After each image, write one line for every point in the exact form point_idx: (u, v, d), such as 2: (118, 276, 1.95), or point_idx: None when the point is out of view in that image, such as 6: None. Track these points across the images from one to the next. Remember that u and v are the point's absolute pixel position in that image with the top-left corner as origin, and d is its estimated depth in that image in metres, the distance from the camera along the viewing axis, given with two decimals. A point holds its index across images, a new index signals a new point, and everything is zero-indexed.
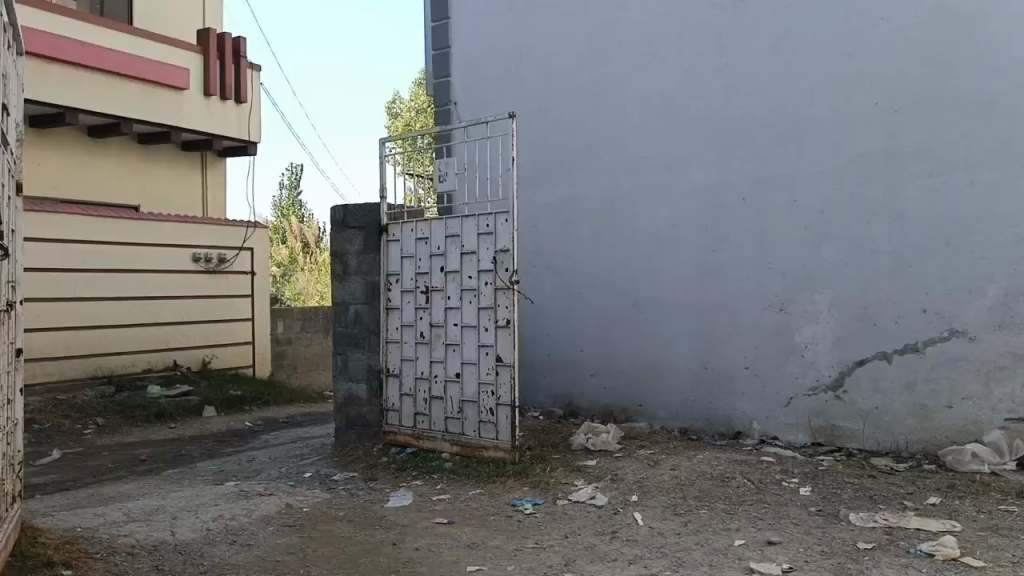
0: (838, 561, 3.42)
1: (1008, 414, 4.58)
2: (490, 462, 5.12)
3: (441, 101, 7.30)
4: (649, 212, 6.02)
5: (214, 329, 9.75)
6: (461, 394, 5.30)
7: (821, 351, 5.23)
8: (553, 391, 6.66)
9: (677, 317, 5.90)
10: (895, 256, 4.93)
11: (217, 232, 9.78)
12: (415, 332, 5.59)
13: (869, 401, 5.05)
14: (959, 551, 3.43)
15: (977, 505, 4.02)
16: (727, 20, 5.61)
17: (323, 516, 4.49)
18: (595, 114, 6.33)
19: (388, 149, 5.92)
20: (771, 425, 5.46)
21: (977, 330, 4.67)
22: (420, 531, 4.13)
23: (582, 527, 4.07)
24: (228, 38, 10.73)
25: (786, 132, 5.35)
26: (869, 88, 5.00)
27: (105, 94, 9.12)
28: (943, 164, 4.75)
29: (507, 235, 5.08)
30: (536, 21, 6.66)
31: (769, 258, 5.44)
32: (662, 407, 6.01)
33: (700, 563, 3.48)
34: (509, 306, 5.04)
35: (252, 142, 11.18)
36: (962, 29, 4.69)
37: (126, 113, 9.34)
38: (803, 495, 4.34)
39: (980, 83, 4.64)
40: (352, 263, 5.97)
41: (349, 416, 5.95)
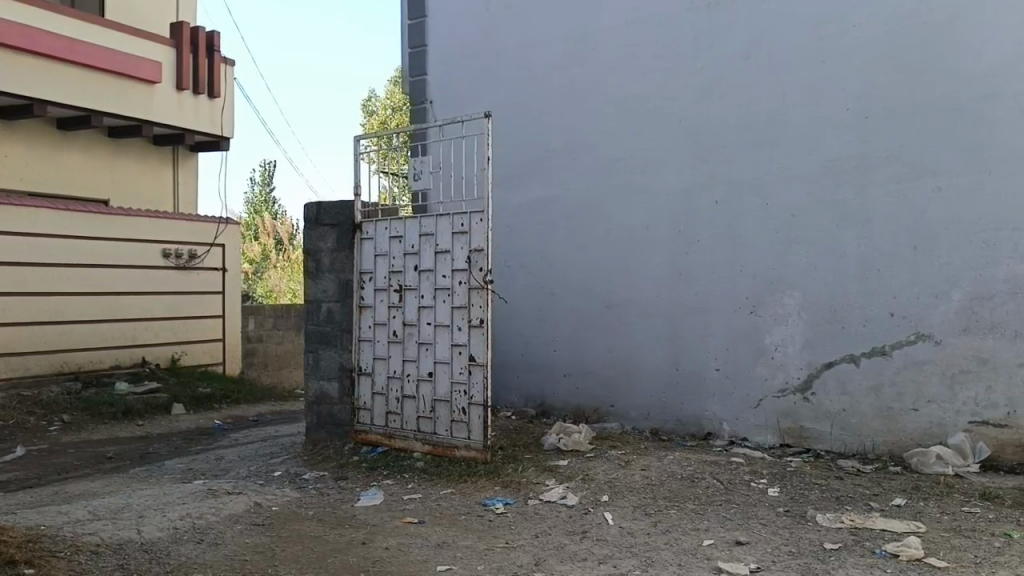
0: (804, 562, 3.46)
1: (972, 417, 4.66)
2: (461, 461, 5.12)
3: (417, 100, 7.28)
4: (623, 213, 6.05)
5: (184, 325, 9.64)
6: (434, 393, 5.29)
7: (790, 353, 5.29)
8: (525, 391, 6.68)
9: (650, 318, 5.94)
10: (863, 260, 5.00)
11: (188, 227, 9.67)
12: (387, 330, 5.57)
13: (836, 403, 5.12)
14: (923, 551, 3.49)
15: (941, 506, 4.09)
16: (703, 24, 5.66)
17: (292, 516, 4.45)
18: (571, 114, 6.34)
19: (363, 146, 5.90)
20: (740, 426, 5.51)
21: (942, 334, 4.75)
22: (390, 531, 4.11)
23: (552, 526, 4.07)
24: (202, 31, 10.62)
25: (758, 136, 5.40)
26: (840, 94, 5.07)
27: (75, 87, 8.98)
28: (911, 170, 4.82)
29: (481, 234, 5.08)
30: (513, 21, 6.66)
31: (740, 261, 5.49)
32: (633, 408, 6.04)
33: (669, 563, 3.51)
34: (483, 305, 5.04)
35: (225, 137, 11.08)
36: (932, 37, 4.76)
37: (96, 107, 9.21)
38: (771, 496, 4.39)
39: (948, 90, 4.71)
40: (325, 261, 5.94)
41: (320, 415, 5.91)
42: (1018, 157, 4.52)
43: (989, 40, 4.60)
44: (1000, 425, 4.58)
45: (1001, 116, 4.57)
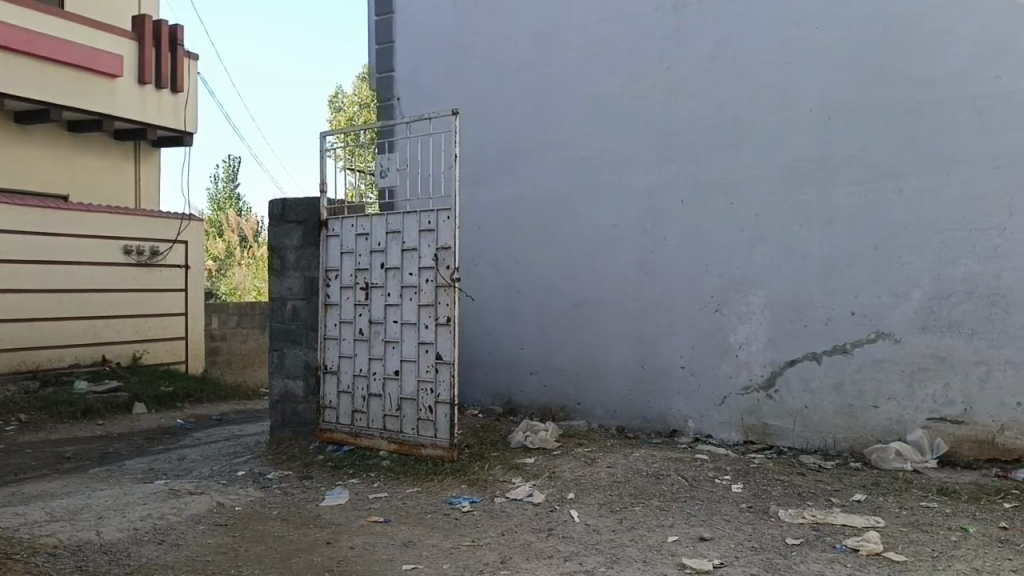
0: (767, 557, 3.50)
1: (930, 414, 4.75)
2: (427, 460, 5.10)
3: (384, 96, 7.25)
4: (590, 212, 6.08)
5: (146, 323, 9.49)
6: (400, 391, 5.27)
7: (754, 351, 5.35)
8: (491, 389, 6.68)
9: (616, 317, 5.97)
10: (825, 260, 5.07)
11: (150, 224, 9.53)
12: (354, 328, 5.54)
13: (799, 401, 5.19)
14: (882, 546, 3.55)
15: (900, 501, 4.16)
16: (670, 25, 5.69)
17: (256, 515, 4.41)
18: (539, 113, 6.35)
19: (329, 143, 5.81)
20: (705, 423, 5.56)
21: (901, 332, 4.83)
22: (355, 530, 4.08)
23: (519, 524, 4.08)
24: (165, 25, 10.46)
25: (724, 136, 5.45)
26: (804, 96, 5.14)
27: (28, 79, 8.72)
28: (872, 171, 4.90)
29: (449, 232, 5.06)
30: (482, 19, 6.65)
31: (705, 260, 5.54)
32: (600, 406, 6.07)
33: (634, 559, 3.53)
34: (450, 303, 5.02)
35: (188, 133, 10.93)
36: (894, 40, 4.83)
37: (50, 100, 8.95)
38: (734, 492, 4.44)
39: (908, 93, 4.79)
40: (290, 258, 5.88)
41: (285, 413, 5.86)
42: (975, 160, 4.61)
43: (948, 44, 4.67)
44: (957, 421, 4.67)
45: (959, 119, 4.65)
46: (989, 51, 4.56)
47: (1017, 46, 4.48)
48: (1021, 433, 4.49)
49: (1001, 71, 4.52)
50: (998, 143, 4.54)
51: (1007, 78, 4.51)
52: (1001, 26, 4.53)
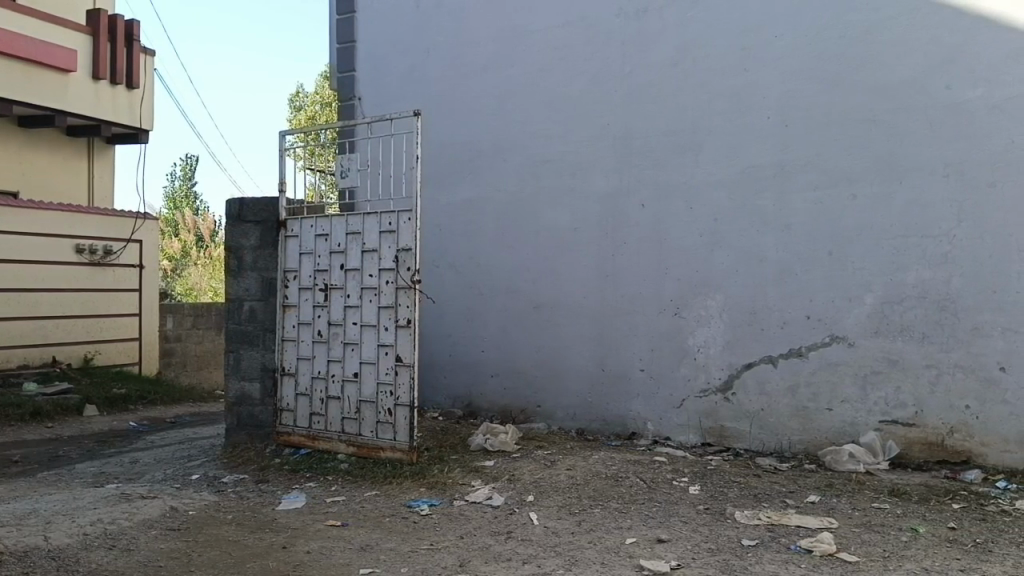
0: (723, 558, 3.53)
1: (883, 417, 4.84)
2: (386, 463, 5.06)
3: (345, 96, 7.19)
4: (551, 214, 6.09)
5: (98, 323, 9.28)
6: (359, 393, 5.22)
7: (712, 354, 5.40)
8: (451, 391, 6.65)
9: (577, 319, 5.99)
10: (781, 264, 5.15)
11: (102, 222, 9.33)
12: (313, 330, 5.47)
13: (755, 403, 5.25)
14: (835, 546, 3.61)
15: (853, 502, 4.24)
16: (631, 30, 5.73)
17: (210, 520, 4.33)
18: (500, 115, 6.35)
19: (290, 142, 5.71)
20: (664, 425, 5.60)
21: (855, 336, 4.91)
22: (311, 534, 4.03)
23: (478, 527, 4.07)
24: (120, 20, 10.26)
25: (684, 141, 5.50)
26: (762, 103, 5.21)
27: (3, 80, 8.74)
28: (828, 178, 4.99)
29: (410, 234, 5.03)
30: (445, 19, 6.63)
31: (665, 263, 5.58)
32: (560, 408, 6.08)
33: (593, 562, 3.53)
34: (410, 305, 4.99)
35: (144, 130, 10.74)
36: (849, 49, 4.92)
37: (27, 100, 9.03)
38: (692, 494, 4.47)
39: (863, 101, 4.88)
40: (247, 258, 5.79)
41: (241, 416, 5.77)
42: (926, 167, 4.70)
43: (901, 54, 4.76)
44: (908, 423, 4.77)
45: (911, 128, 4.74)
46: (941, 62, 4.66)
47: (967, 57, 4.58)
48: (970, 435, 4.59)
49: (951, 82, 4.63)
50: (948, 151, 4.64)
51: (957, 88, 4.61)
52: (951, 37, 4.63)
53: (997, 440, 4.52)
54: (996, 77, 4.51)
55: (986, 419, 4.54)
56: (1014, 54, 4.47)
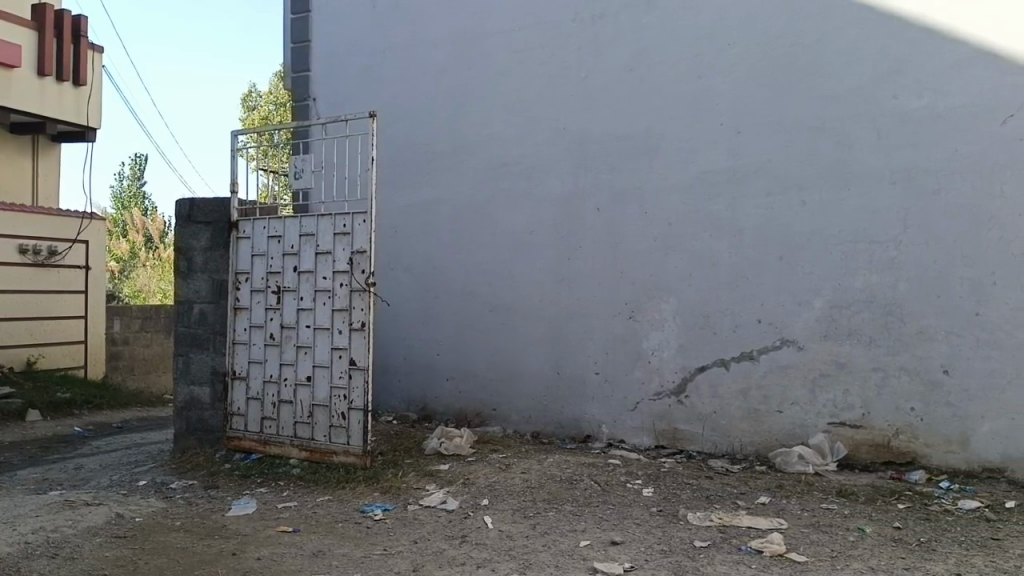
0: (676, 560, 3.56)
1: (831, 419, 4.93)
2: (339, 467, 5.00)
3: (300, 96, 7.12)
4: (508, 217, 6.09)
5: (42, 326, 9.03)
6: (312, 397, 5.16)
7: (665, 357, 5.45)
8: (406, 395, 6.61)
9: (533, 323, 5.99)
10: (733, 268, 5.22)
11: (47, 222, 9.09)
12: (265, 333, 5.39)
13: (708, 405, 5.31)
14: (785, 547, 3.66)
15: (802, 503, 4.30)
16: (587, 35, 5.77)
17: (157, 526, 4.24)
18: (457, 118, 6.33)
19: (241, 142, 5.67)
20: (618, 428, 5.64)
21: (805, 339, 5.00)
22: (262, 540, 3.96)
23: (432, 531, 4.04)
24: (67, 15, 10.02)
25: (639, 146, 5.54)
26: (714, 109, 5.28)
27: None
28: (779, 184, 5.07)
29: (364, 236, 4.98)
30: (401, 21, 6.60)
31: (620, 267, 5.62)
32: (515, 412, 6.08)
33: (547, 565, 3.54)
34: (365, 308, 4.94)
35: (91, 128, 10.50)
36: (799, 57, 5.02)
37: None
38: (645, 496, 4.51)
39: (813, 109, 4.97)
40: (198, 260, 5.68)
41: (190, 421, 5.66)
42: (873, 175, 4.81)
43: (849, 64, 4.87)
44: (855, 426, 4.86)
45: (859, 136, 4.85)
46: (887, 72, 4.77)
47: (913, 68, 4.70)
48: (914, 437, 4.70)
49: (898, 91, 4.74)
50: (894, 159, 4.75)
51: (903, 97, 4.73)
52: (898, 48, 4.74)
53: (940, 441, 4.63)
54: (939, 88, 4.64)
55: (930, 421, 4.66)
56: (957, 66, 4.59)
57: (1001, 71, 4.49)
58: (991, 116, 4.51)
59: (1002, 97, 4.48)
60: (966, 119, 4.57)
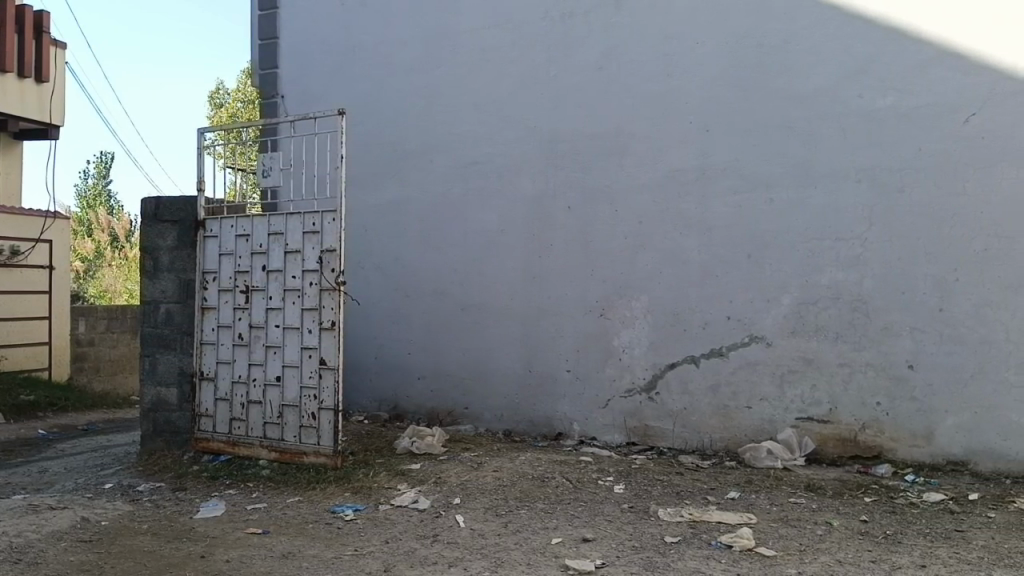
0: (647, 556, 3.58)
1: (799, 414, 4.98)
2: (310, 468, 4.97)
3: (268, 94, 7.05)
4: (478, 216, 6.09)
5: (5, 327, 8.86)
6: (281, 398, 5.11)
7: (636, 355, 5.48)
8: (378, 394, 6.58)
9: (504, 321, 5.99)
10: (703, 266, 5.26)
11: (10, 222, 8.93)
12: (233, 333, 5.33)
13: (678, 402, 5.34)
14: (754, 541, 3.69)
15: (771, 498, 4.35)
16: (557, 33, 5.77)
17: (124, 530, 4.18)
18: (427, 116, 6.31)
19: (209, 139, 5.59)
20: (590, 425, 5.66)
21: (773, 335, 5.05)
22: (231, 543, 3.92)
23: (404, 531, 4.03)
24: (28, 10, 9.84)
25: (610, 144, 5.56)
26: (684, 107, 5.30)
27: None
28: (747, 182, 5.11)
29: (334, 235, 4.95)
30: (370, 18, 6.55)
31: (591, 266, 5.64)
32: (487, 410, 6.08)
33: (518, 563, 3.54)
34: (335, 307, 4.90)
35: (54, 125, 10.33)
36: (767, 57, 5.06)
37: None
38: (617, 492, 4.53)
39: (780, 108, 5.02)
40: (164, 259, 5.61)
41: (157, 422, 5.59)
42: (839, 173, 4.86)
43: (815, 64, 4.92)
44: (823, 421, 4.92)
45: (826, 135, 4.90)
46: (853, 71, 4.83)
47: (878, 68, 4.76)
48: (880, 431, 4.77)
49: (863, 91, 4.80)
50: (860, 158, 4.81)
51: (868, 97, 4.79)
52: (863, 48, 4.80)
53: (905, 436, 4.70)
54: (903, 88, 4.70)
55: (895, 415, 4.73)
56: (921, 65, 4.66)
57: (963, 71, 4.56)
58: (954, 116, 4.58)
59: (965, 97, 4.55)
60: (930, 118, 4.64)
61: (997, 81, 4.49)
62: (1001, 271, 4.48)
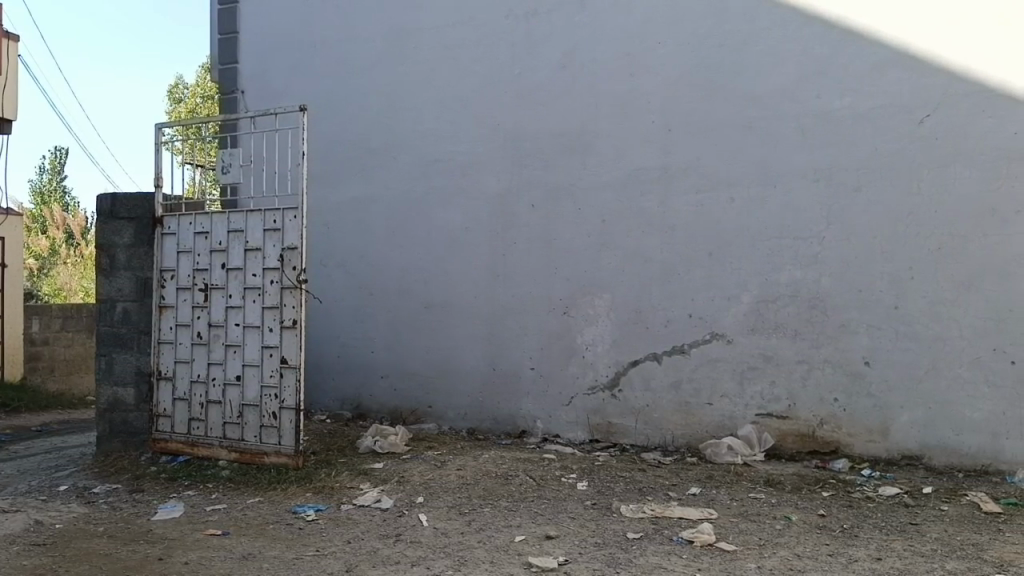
0: (609, 552, 3.60)
1: (759, 410, 5.05)
2: (271, 468, 4.92)
3: (228, 89, 6.99)
4: (442, 213, 6.07)
5: None
6: (241, 397, 5.05)
7: (599, 352, 5.51)
8: (341, 392, 6.53)
9: (468, 319, 5.98)
10: (665, 264, 5.30)
11: None
12: (191, 332, 5.26)
13: (640, 400, 5.38)
14: (714, 536, 3.73)
15: (731, 493, 4.40)
16: (520, 32, 5.77)
17: (79, 533, 4.10)
18: (389, 113, 6.27)
19: (167, 135, 5.49)
20: (553, 423, 5.68)
21: (734, 333, 5.11)
22: (190, 545, 3.86)
23: (366, 530, 4.00)
24: None
25: (573, 143, 5.58)
26: (646, 107, 5.34)
27: None
28: (708, 181, 5.16)
29: (295, 232, 4.90)
30: (332, 14, 6.49)
31: (554, 264, 5.65)
32: (451, 408, 6.06)
33: (482, 561, 3.53)
34: (297, 305, 4.86)
35: (6, 119, 10.09)
36: (728, 57, 5.11)
37: None
38: (580, 490, 4.55)
39: (741, 108, 5.08)
40: (121, 258, 5.51)
41: (114, 423, 5.48)
42: (798, 173, 4.93)
43: (774, 65, 4.99)
44: (782, 417, 4.99)
45: (785, 135, 4.97)
46: (811, 73, 4.90)
47: (834, 70, 4.84)
48: (838, 427, 4.85)
49: (821, 92, 4.88)
50: (818, 158, 4.88)
51: (826, 97, 4.86)
52: (821, 49, 4.88)
53: (862, 431, 4.79)
54: (860, 89, 4.78)
55: (852, 411, 4.81)
56: (878, 67, 4.74)
57: (918, 73, 4.65)
58: (908, 117, 4.67)
59: (919, 98, 4.64)
60: (886, 119, 4.72)
61: (950, 83, 4.58)
62: (954, 269, 4.58)
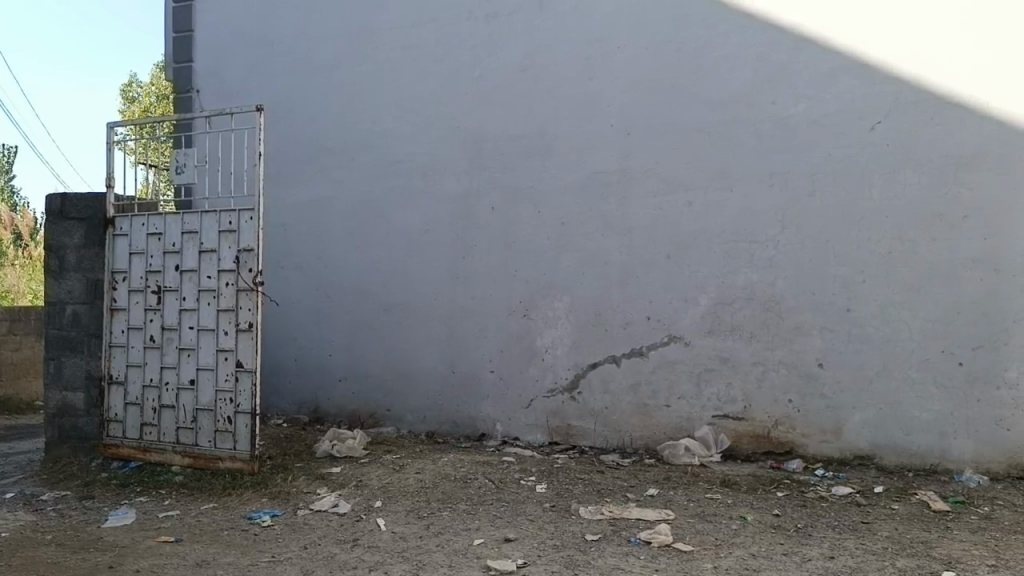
0: (568, 554, 3.61)
1: (716, 412, 5.10)
2: (225, 473, 4.84)
3: (182, 87, 6.89)
4: (401, 215, 6.03)
5: None
6: (195, 402, 4.97)
7: (559, 355, 5.53)
8: (298, 396, 6.45)
9: (427, 321, 5.96)
10: (624, 266, 5.33)
11: None
12: (144, 335, 5.16)
13: (600, 401, 5.41)
14: (671, 537, 3.77)
15: (689, 494, 4.44)
16: (481, 33, 5.77)
17: (26, 541, 3.99)
18: (349, 113, 6.22)
19: (119, 134, 5.36)
20: (513, 425, 5.68)
21: (691, 335, 5.15)
22: (142, 552, 3.79)
23: (323, 536, 3.96)
24: None
25: (533, 145, 5.59)
26: (606, 110, 5.37)
27: None
28: (667, 184, 5.21)
29: (252, 234, 4.83)
30: (290, 12, 6.42)
31: (514, 266, 5.66)
32: (409, 411, 6.03)
33: (440, 565, 3.52)
34: (253, 308, 4.79)
35: None
36: (686, 62, 5.16)
37: None
38: (539, 492, 4.56)
39: (699, 113, 5.13)
40: (70, 259, 5.37)
41: (63, 428, 5.35)
42: (753, 177, 5.00)
43: (732, 70, 5.05)
44: (738, 418, 5.05)
45: (742, 140, 5.03)
46: (768, 79, 4.97)
47: (789, 76, 4.92)
48: (792, 427, 4.92)
49: (777, 97, 4.95)
50: (773, 163, 4.96)
51: (782, 103, 4.94)
52: (777, 56, 4.95)
53: (815, 431, 4.87)
54: (815, 95, 4.86)
55: (806, 412, 4.89)
56: (832, 74, 4.83)
57: (871, 80, 4.74)
58: (860, 123, 4.77)
59: (872, 104, 4.74)
60: (841, 125, 4.81)
61: (901, 91, 4.68)
62: (904, 273, 4.68)
